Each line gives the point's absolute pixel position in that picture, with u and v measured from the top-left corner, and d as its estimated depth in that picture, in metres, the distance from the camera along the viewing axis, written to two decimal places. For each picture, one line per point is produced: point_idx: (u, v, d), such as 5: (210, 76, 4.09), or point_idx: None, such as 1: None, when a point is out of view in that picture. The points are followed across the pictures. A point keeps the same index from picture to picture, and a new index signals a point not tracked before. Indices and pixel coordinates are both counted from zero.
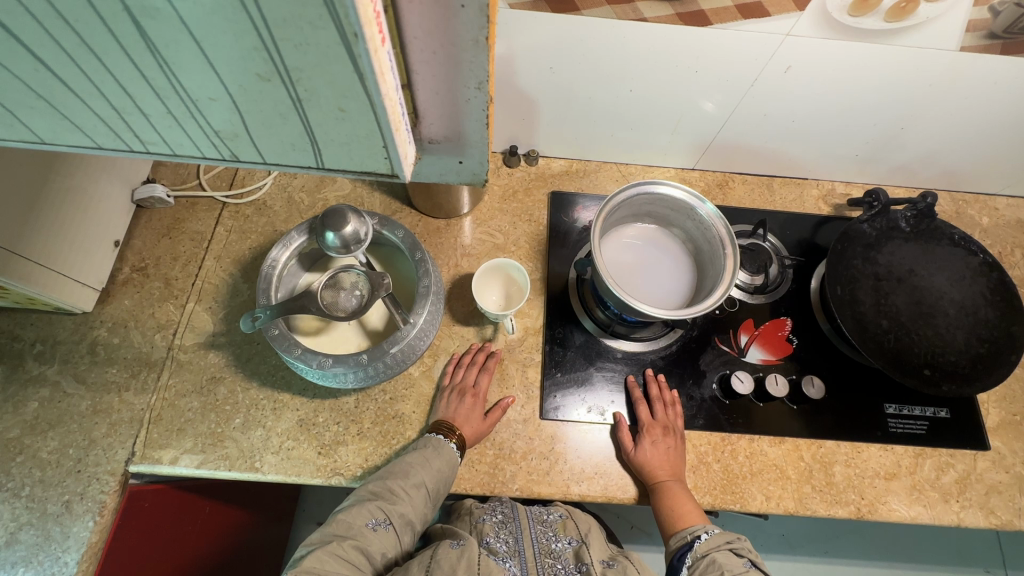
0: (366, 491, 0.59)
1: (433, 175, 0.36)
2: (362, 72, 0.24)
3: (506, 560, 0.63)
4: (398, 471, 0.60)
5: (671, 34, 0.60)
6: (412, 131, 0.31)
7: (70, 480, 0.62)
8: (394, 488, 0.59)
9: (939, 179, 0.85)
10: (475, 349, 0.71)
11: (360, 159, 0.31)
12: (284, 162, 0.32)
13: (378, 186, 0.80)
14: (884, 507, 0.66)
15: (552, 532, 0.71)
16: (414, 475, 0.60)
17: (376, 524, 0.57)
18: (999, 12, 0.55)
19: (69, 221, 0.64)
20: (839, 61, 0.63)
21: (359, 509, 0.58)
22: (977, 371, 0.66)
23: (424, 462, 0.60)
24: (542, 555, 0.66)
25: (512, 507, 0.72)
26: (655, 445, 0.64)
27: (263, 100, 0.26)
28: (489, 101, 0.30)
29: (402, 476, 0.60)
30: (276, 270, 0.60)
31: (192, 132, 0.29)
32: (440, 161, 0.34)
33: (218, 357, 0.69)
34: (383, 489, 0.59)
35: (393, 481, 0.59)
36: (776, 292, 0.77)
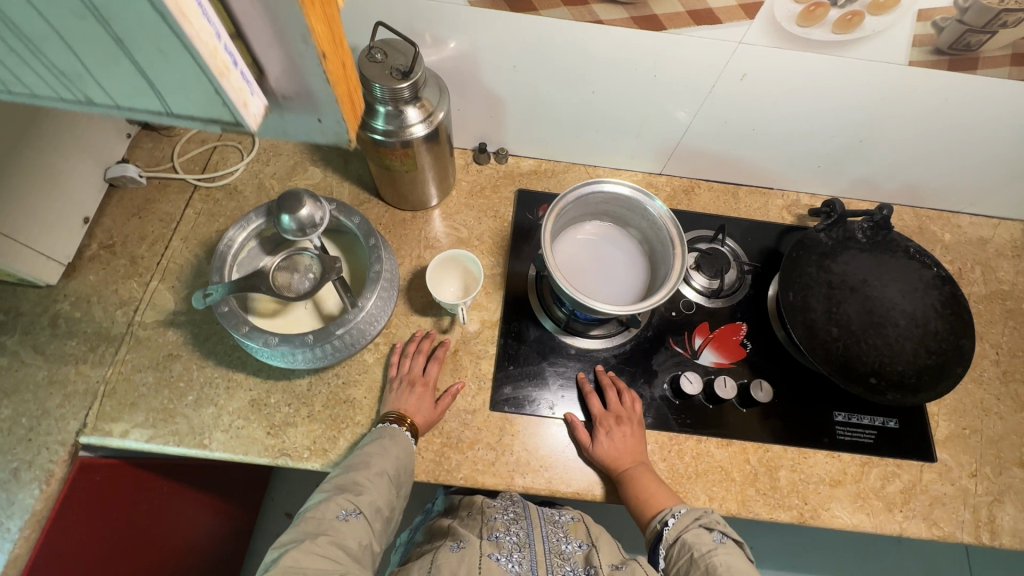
0: (331, 486, 0.58)
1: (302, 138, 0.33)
2: (160, 11, 0.22)
3: (510, 557, 0.61)
4: (359, 463, 0.60)
5: (628, 37, 0.61)
6: (258, 84, 0.29)
7: (20, 448, 0.63)
8: (358, 479, 0.58)
9: (903, 194, 0.86)
10: (420, 337, 0.71)
11: (207, 114, 0.28)
12: (130, 104, 0.29)
13: (347, 176, 0.82)
14: (826, 513, 0.67)
15: (564, 533, 0.68)
16: (374, 465, 0.59)
17: (348, 514, 0.56)
18: (943, 28, 0.56)
19: (36, 195, 0.66)
20: (792, 70, 0.64)
21: (327, 502, 0.56)
22: (923, 382, 0.67)
23: (382, 451, 0.60)
24: (551, 555, 0.63)
25: (525, 507, 0.70)
26: (611, 436, 0.65)
27: (80, 36, 0.24)
28: (324, 56, 0.27)
29: (363, 468, 0.59)
30: (232, 249, 0.61)
31: (28, 70, 0.27)
32: (301, 120, 0.31)
33: (177, 335, 0.70)
34: (348, 483, 0.58)
35: (356, 474, 0.59)
36: (733, 297, 0.78)
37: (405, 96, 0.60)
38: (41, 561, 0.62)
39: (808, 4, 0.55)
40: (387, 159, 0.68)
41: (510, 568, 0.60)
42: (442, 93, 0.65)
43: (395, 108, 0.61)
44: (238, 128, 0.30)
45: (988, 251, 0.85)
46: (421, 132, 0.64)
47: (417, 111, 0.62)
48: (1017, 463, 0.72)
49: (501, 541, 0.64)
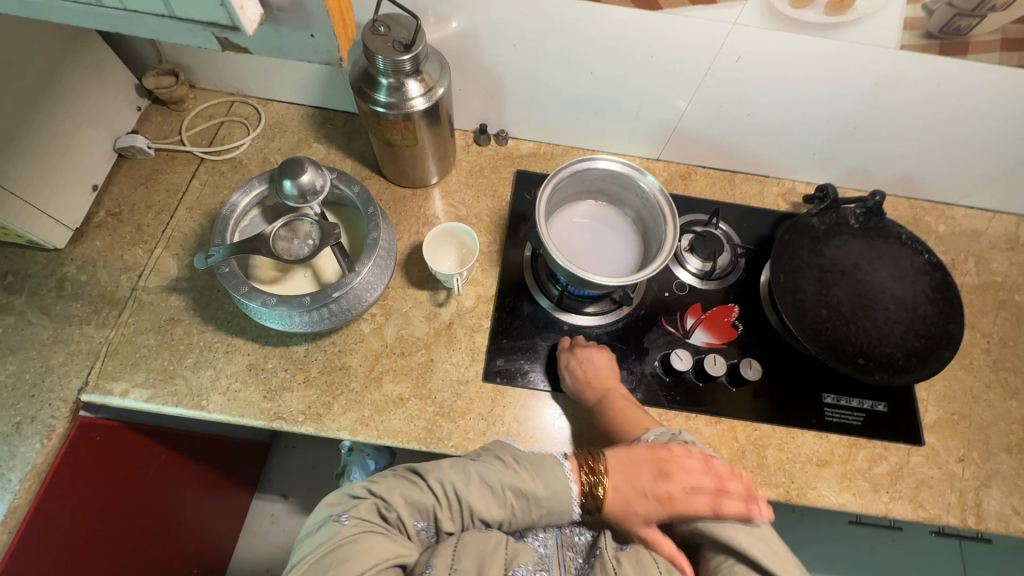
0: (438, 495, 0.55)
1: (294, 50, 0.39)
2: None
3: (537, 539, 0.60)
4: (490, 496, 0.55)
5: (625, 16, 0.63)
6: None
7: (23, 402, 0.65)
8: (460, 512, 0.55)
9: (898, 184, 0.87)
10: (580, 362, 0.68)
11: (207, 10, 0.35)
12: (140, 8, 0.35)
13: (350, 154, 0.84)
14: (813, 492, 0.67)
15: (577, 525, 0.65)
16: (488, 511, 0.55)
17: (423, 529, 0.55)
18: (933, 11, 0.58)
19: (48, 158, 0.68)
20: (787, 53, 0.66)
21: (423, 506, 0.54)
22: (910, 364, 0.68)
23: (521, 495, 0.55)
24: (563, 546, 0.61)
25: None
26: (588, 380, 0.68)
27: None
28: None
29: (481, 505, 0.55)
30: (235, 213, 0.63)
31: None
32: (293, 30, 0.38)
33: (179, 300, 0.72)
34: (449, 505, 0.55)
35: (467, 504, 0.54)
36: (725, 279, 0.79)
37: (407, 69, 0.61)
38: (38, 515, 0.64)
39: None
40: (388, 133, 0.69)
41: (536, 548, 0.58)
42: (443, 69, 0.67)
43: (397, 80, 0.63)
44: (232, 32, 0.36)
45: (982, 243, 0.86)
46: (422, 105, 0.65)
47: (418, 85, 0.64)
48: (1005, 449, 0.72)
49: (518, 527, 0.61)
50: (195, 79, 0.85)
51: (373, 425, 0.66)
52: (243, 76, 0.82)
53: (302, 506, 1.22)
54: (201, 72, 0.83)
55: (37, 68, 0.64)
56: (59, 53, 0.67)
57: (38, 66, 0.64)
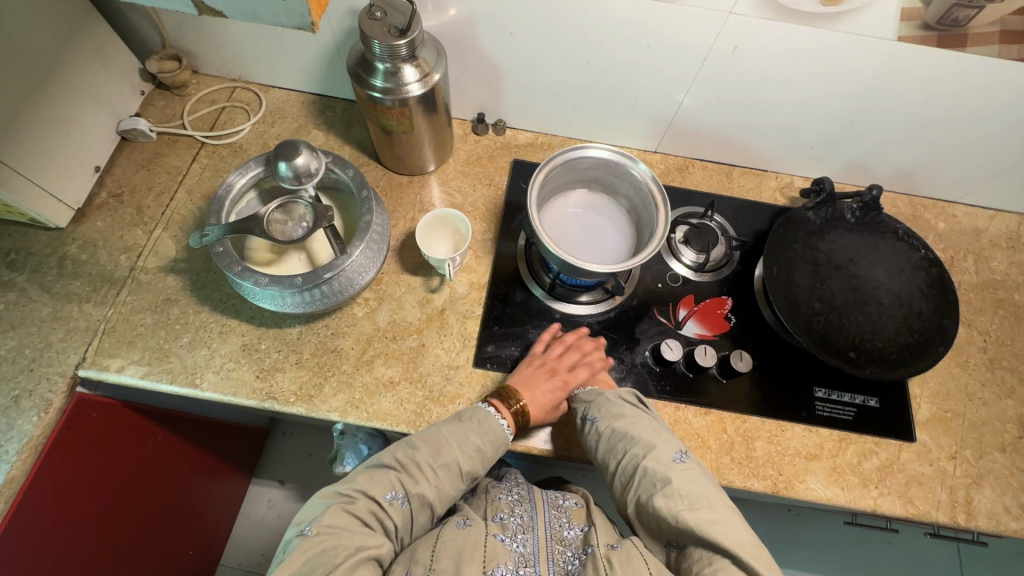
0: (393, 460, 0.59)
1: (269, 20, 0.36)
2: None
3: (515, 538, 0.59)
4: (434, 443, 0.60)
5: (621, 4, 0.63)
6: None
7: (22, 376, 0.66)
8: (421, 465, 0.59)
9: (898, 180, 0.86)
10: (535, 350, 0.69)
11: None
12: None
13: (349, 140, 0.85)
14: (800, 485, 0.67)
15: (566, 519, 0.65)
16: (445, 455, 0.59)
17: (393, 497, 0.58)
18: (930, 2, 0.58)
19: (52, 138, 0.69)
20: (784, 44, 0.65)
21: (384, 476, 0.59)
22: (902, 359, 0.68)
23: (463, 434, 0.60)
24: (552, 538, 0.61)
25: (528, 489, 0.68)
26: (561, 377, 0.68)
27: None
28: None
29: (432, 450, 0.59)
30: (231, 194, 0.64)
31: None
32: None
33: (176, 280, 0.73)
34: (410, 463, 0.59)
35: (421, 455, 0.59)
36: (719, 272, 0.79)
37: (402, 54, 0.62)
38: (34, 486, 0.66)
39: None
40: (384, 119, 0.70)
41: (514, 549, 0.57)
42: (439, 56, 0.67)
43: (393, 65, 0.63)
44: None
45: (982, 241, 0.85)
46: (417, 91, 0.65)
47: (414, 70, 0.64)
48: (998, 448, 0.71)
49: (505, 522, 0.61)
50: (198, 65, 0.86)
51: (362, 407, 0.67)
52: (245, 62, 0.83)
53: (298, 492, 1.23)
54: (204, 58, 0.84)
55: (42, 49, 0.65)
56: (63, 34, 0.68)
57: (42, 48, 0.66)
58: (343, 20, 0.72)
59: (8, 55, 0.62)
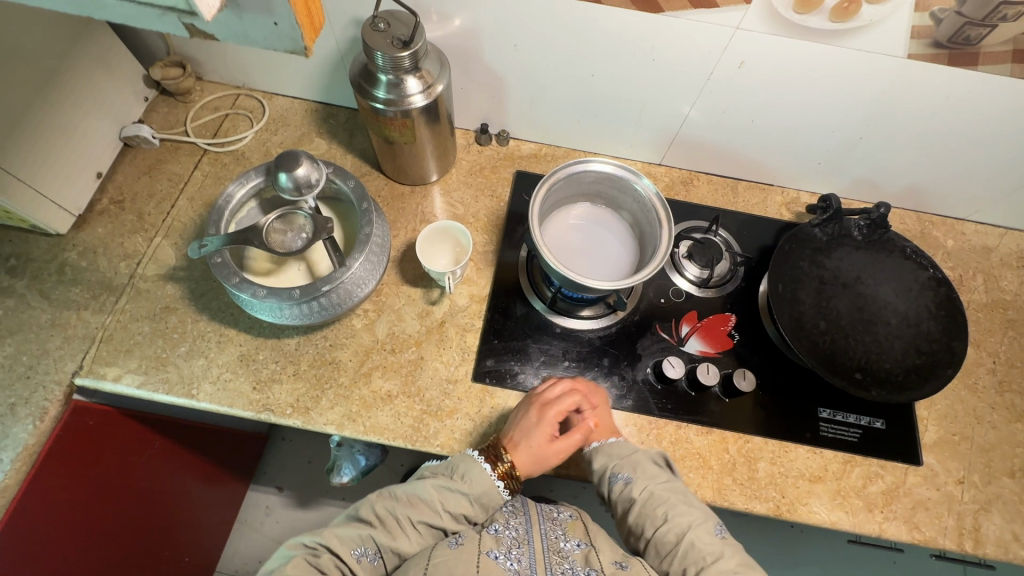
0: (373, 515, 0.57)
1: (258, 40, 0.35)
2: None
3: (510, 554, 0.57)
4: (418, 502, 0.57)
5: (626, 18, 0.63)
6: None
7: (18, 384, 0.65)
8: (399, 523, 0.56)
9: (906, 197, 0.85)
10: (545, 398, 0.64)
11: None
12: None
13: (351, 149, 0.84)
14: (804, 508, 0.66)
15: (562, 531, 0.64)
16: (424, 514, 0.57)
17: (362, 554, 0.55)
18: (941, 20, 0.57)
19: (53, 144, 0.69)
20: (791, 61, 0.65)
21: (357, 531, 0.56)
22: (909, 381, 0.66)
23: (451, 495, 0.58)
24: (549, 552, 0.59)
25: (523, 502, 0.67)
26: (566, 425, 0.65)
27: None
28: None
29: (414, 510, 0.57)
30: (230, 204, 0.64)
31: None
32: (256, 18, 0.33)
33: (175, 289, 0.72)
34: (388, 521, 0.57)
35: (401, 514, 0.57)
36: (723, 288, 0.77)
37: (406, 66, 0.61)
38: (28, 494, 0.66)
39: None
40: (387, 129, 0.69)
41: (510, 566, 0.56)
42: (443, 68, 0.67)
43: (396, 77, 0.63)
44: (194, 17, 0.33)
45: (992, 260, 0.84)
46: (420, 102, 0.65)
47: (417, 82, 0.64)
48: (1007, 473, 0.70)
49: (500, 535, 0.60)
50: (202, 72, 0.86)
51: (359, 421, 0.66)
52: (249, 70, 0.83)
53: (296, 498, 1.23)
54: (208, 65, 0.84)
55: (45, 55, 0.65)
56: (67, 41, 0.68)
57: (47, 55, 0.66)
58: (346, 30, 0.71)
59: (10, 62, 0.61)
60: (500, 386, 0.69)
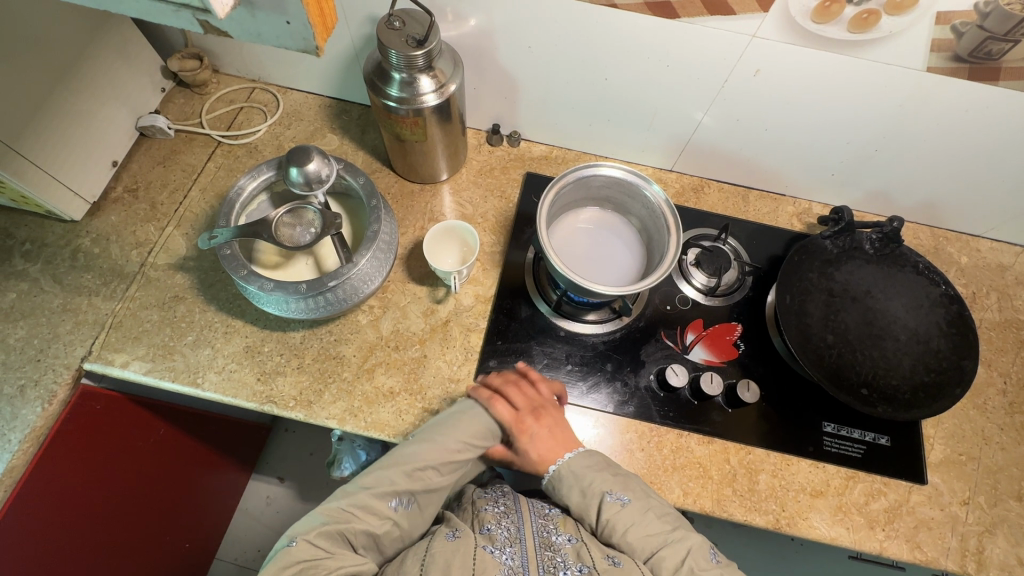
0: (402, 470, 0.57)
1: (271, 39, 0.35)
2: None
3: (504, 550, 0.56)
4: (443, 451, 0.58)
5: (642, 22, 0.62)
6: None
7: (29, 366, 0.67)
8: (432, 471, 0.58)
9: (921, 211, 0.84)
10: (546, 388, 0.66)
11: None
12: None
13: (363, 145, 0.85)
14: (803, 522, 0.65)
15: (552, 526, 0.61)
16: (457, 457, 0.58)
17: (398, 505, 0.57)
18: (962, 34, 0.56)
19: (70, 132, 0.70)
20: (807, 70, 0.64)
21: (385, 488, 0.56)
22: (916, 399, 0.65)
23: (473, 435, 0.59)
24: (541, 548, 0.58)
25: (515, 500, 0.65)
26: (535, 441, 0.61)
27: None
28: None
29: (445, 458, 0.58)
30: (242, 197, 0.64)
31: None
32: (270, 18, 0.34)
33: (184, 279, 0.73)
34: (420, 472, 0.57)
35: (435, 464, 0.58)
36: (730, 297, 0.77)
37: (419, 64, 0.61)
38: (34, 476, 0.67)
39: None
40: (398, 127, 0.69)
41: (504, 561, 0.55)
42: (456, 67, 0.66)
43: (409, 75, 0.63)
44: (207, 14, 0.33)
45: (1007, 278, 0.82)
46: (432, 101, 0.65)
47: (430, 81, 0.64)
48: (1014, 496, 0.69)
49: (493, 534, 0.58)
50: (219, 65, 0.87)
51: (361, 416, 0.67)
52: (264, 65, 0.84)
53: (297, 489, 1.24)
54: (225, 58, 0.85)
55: (66, 44, 0.66)
56: (88, 30, 0.69)
57: (69, 46, 0.67)
58: (361, 27, 0.72)
59: (32, 50, 0.62)
60: None
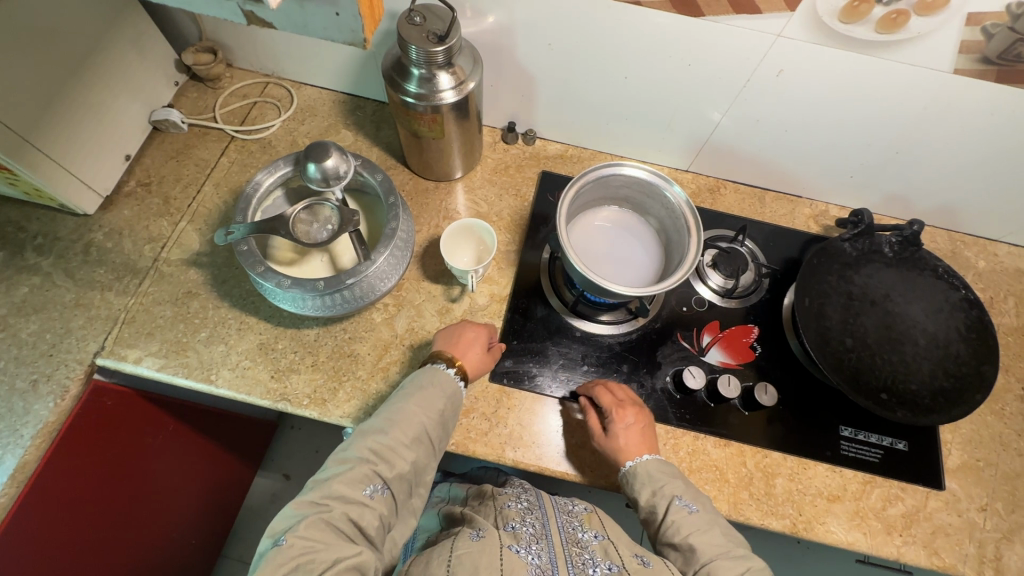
0: (366, 450, 0.55)
1: (316, 30, 0.35)
2: None
3: (531, 548, 0.53)
4: (400, 422, 0.57)
5: (665, 21, 0.61)
6: None
7: (41, 361, 0.66)
8: (394, 447, 0.56)
9: (939, 215, 0.83)
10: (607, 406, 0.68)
11: None
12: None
13: (378, 142, 0.84)
14: (820, 527, 0.65)
15: (578, 523, 0.59)
16: (416, 428, 0.57)
17: (374, 491, 0.53)
18: (992, 35, 0.55)
19: (84, 124, 0.69)
20: (831, 71, 0.63)
21: (357, 471, 0.54)
22: (936, 404, 0.65)
23: (428, 404, 0.59)
24: (567, 544, 0.55)
25: (537, 496, 0.64)
26: (627, 429, 0.62)
27: None
28: None
29: (403, 430, 0.57)
30: (258, 192, 0.64)
31: None
32: (318, 10, 0.34)
33: (198, 274, 0.73)
34: (383, 449, 0.55)
35: (394, 438, 0.56)
36: (746, 299, 0.76)
37: (439, 61, 0.60)
38: (46, 471, 0.67)
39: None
40: (416, 124, 0.69)
41: (531, 561, 0.51)
42: (475, 64, 0.66)
43: (429, 72, 0.62)
44: (253, 6, 0.33)
45: None
46: (452, 98, 0.64)
47: (449, 78, 0.63)
48: None
49: (518, 531, 0.56)
50: (233, 59, 0.86)
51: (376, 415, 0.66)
52: (278, 59, 0.83)
53: (303, 486, 1.23)
54: (239, 52, 0.84)
55: (82, 35, 0.65)
56: (104, 22, 0.68)
57: (85, 38, 0.66)
58: (379, 23, 0.71)
59: (50, 41, 0.61)
60: (517, 387, 0.69)
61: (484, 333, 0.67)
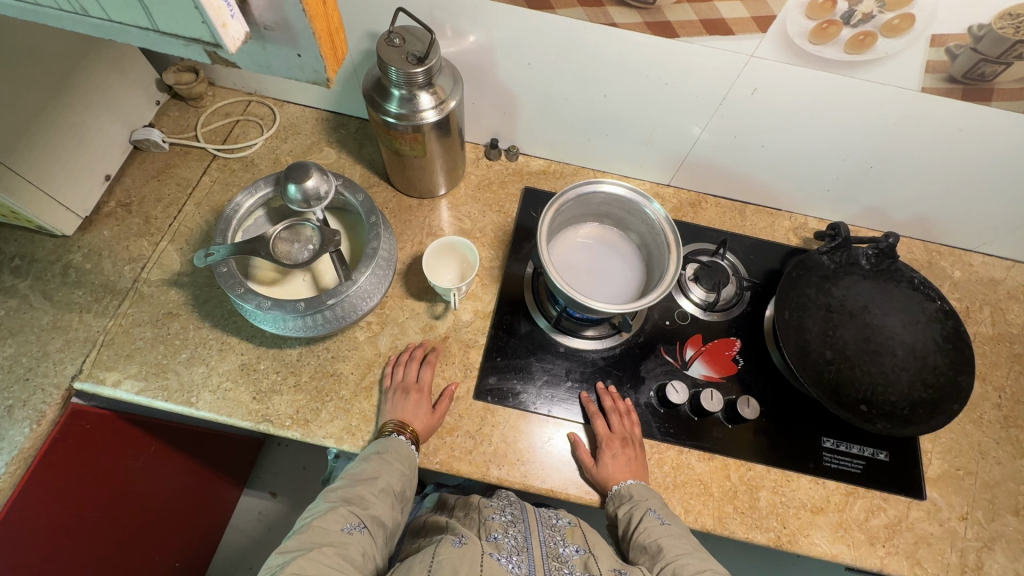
0: (337, 498, 0.56)
1: (281, 70, 0.36)
2: None
3: (511, 558, 0.53)
4: (366, 476, 0.58)
5: (642, 42, 0.62)
6: (241, 10, 0.32)
7: (17, 386, 0.65)
8: (364, 494, 0.57)
9: (913, 226, 0.85)
10: (603, 415, 0.68)
11: (182, 21, 0.31)
12: (122, 19, 0.32)
13: (361, 160, 0.84)
14: (804, 539, 0.65)
15: (561, 537, 0.59)
16: (381, 481, 0.58)
17: (352, 528, 0.53)
18: (956, 55, 0.56)
19: (63, 147, 0.69)
20: (804, 89, 0.65)
21: (333, 514, 0.54)
22: (915, 414, 0.66)
23: (385, 466, 0.59)
24: (548, 558, 0.55)
25: (522, 509, 0.63)
26: (616, 458, 0.64)
27: None
28: None
29: (369, 482, 0.58)
30: (238, 214, 0.63)
31: None
32: (281, 51, 0.34)
33: (178, 294, 0.72)
34: (354, 495, 0.57)
35: (362, 488, 0.58)
36: (727, 311, 0.77)
37: (419, 81, 0.60)
38: (19, 498, 0.65)
39: (820, 21, 0.56)
40: (398, 143, 0.69)
41: (511, 569, 0.51)
42: (456, 83, 0.66)
43: (409, 92, 0.62)
44: (218, 48, 0.33)
45: (999, 292, 0.84)
46: (433, 118, 0.64)
47: (430, 97, 0.63)
48: (1011, 510, 0.69)
49: (500, 542, 0.55)
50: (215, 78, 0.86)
51: (360, 435, 0.66)
52: (261, 79, 0.83)
53: (292, 504, 1.21)
54: (221, 73, 0.84)
55: (63, 57, 0.65)
56: (84, 44, 0.68)
57: (66, 63, 0.66)
58: (359, 43, 0.71)
59: (27, 63, 0.61)
60: (501, 405, 0.69)
61: (411, 385, 0.65)
